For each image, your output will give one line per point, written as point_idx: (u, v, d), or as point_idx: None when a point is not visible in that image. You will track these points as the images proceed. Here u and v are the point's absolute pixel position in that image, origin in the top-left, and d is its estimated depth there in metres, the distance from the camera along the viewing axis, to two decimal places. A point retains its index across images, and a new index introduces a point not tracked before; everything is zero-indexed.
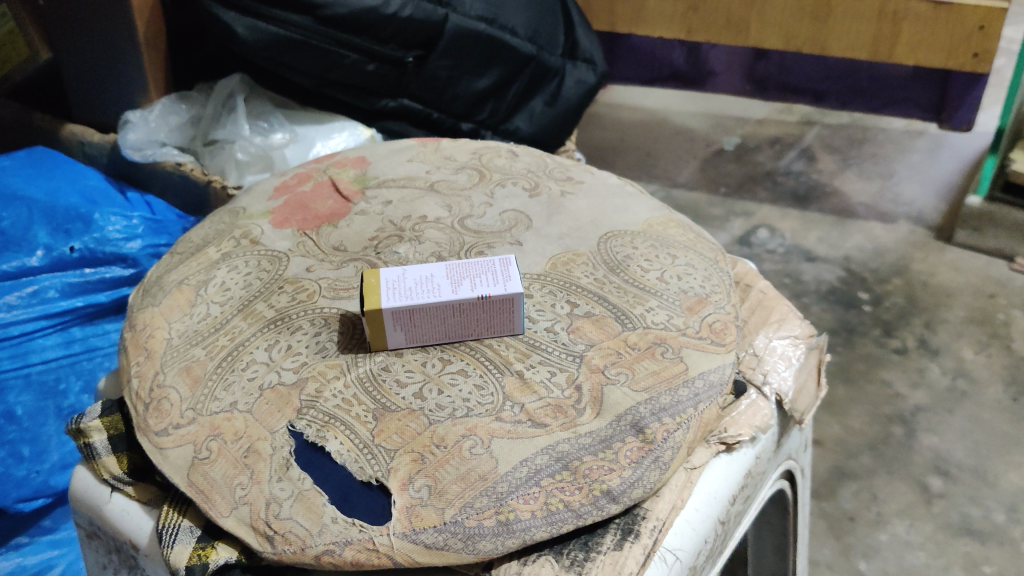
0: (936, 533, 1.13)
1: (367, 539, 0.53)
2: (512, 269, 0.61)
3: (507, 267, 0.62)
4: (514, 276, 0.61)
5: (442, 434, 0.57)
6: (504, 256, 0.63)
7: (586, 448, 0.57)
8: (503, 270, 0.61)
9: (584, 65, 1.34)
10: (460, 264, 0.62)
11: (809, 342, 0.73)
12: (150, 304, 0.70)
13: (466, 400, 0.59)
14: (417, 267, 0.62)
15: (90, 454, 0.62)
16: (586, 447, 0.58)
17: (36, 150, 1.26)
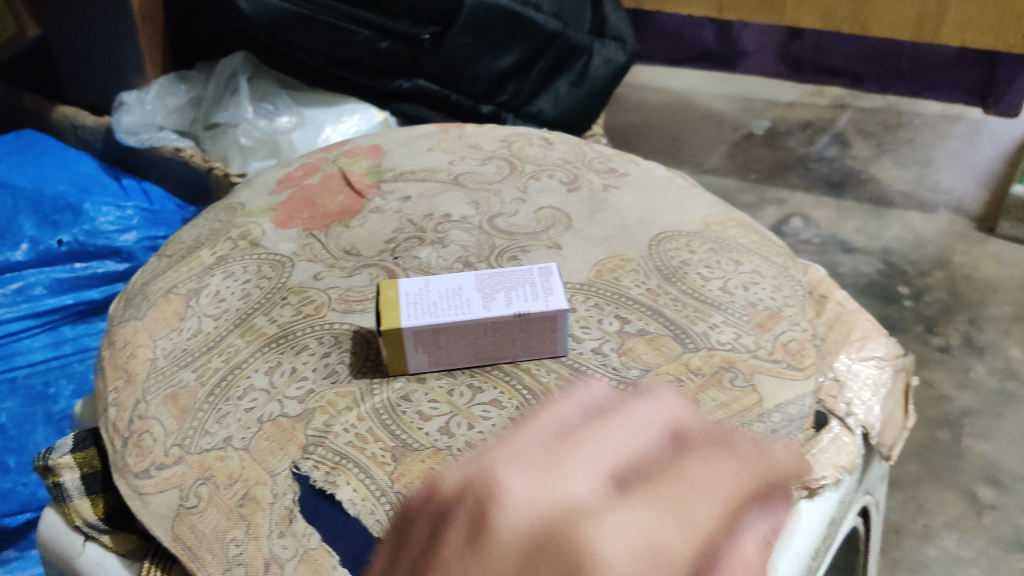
0: (989, 548, 1.02)
1: None
2: (554, 280, 0.52)
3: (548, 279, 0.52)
4: (557, 288, 0.51)
5: None
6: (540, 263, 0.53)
7: (574, 405, 0.50)
8: (544, 282, 0.52)
9: (613, 43, 1.21)
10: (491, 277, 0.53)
11: (895, 364, 0.64)
12: (134, 317, 0.61)
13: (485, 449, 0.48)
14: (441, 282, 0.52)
15: (60, 496, 0.53)
16: (574, 402, 0.51)
17: (25, 133, 1.17)
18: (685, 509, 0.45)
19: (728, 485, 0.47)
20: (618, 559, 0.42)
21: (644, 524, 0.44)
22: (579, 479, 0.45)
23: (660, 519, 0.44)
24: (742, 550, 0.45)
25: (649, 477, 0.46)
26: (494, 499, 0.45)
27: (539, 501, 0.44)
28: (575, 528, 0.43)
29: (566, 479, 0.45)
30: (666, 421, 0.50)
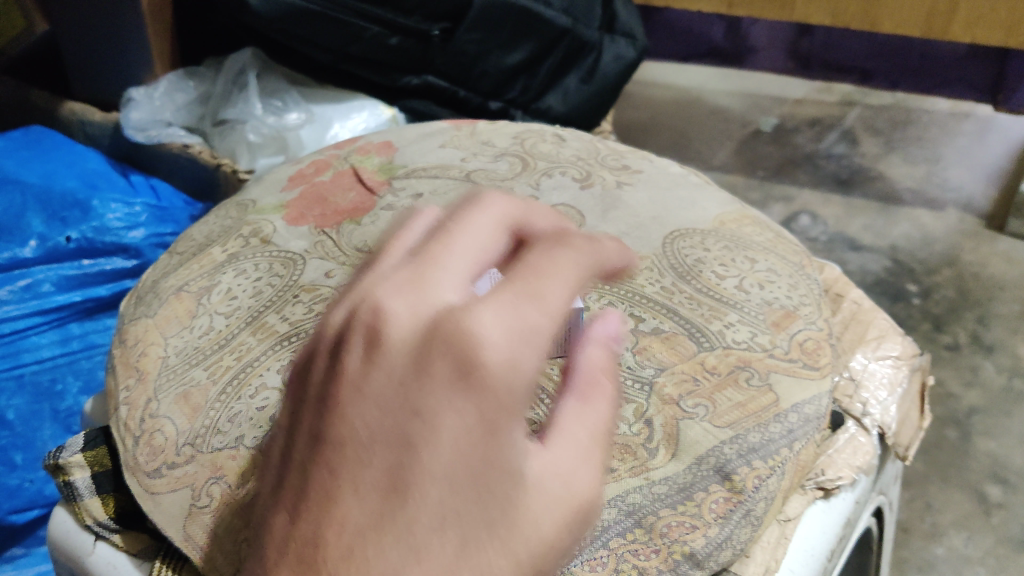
0: (997, 547, 1.01)
1: None
2: None
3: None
4: None
5: None
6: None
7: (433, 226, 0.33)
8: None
9: (622, 40, 1.20)
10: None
11: (912, 363, 0.64)
12: (144, 315, 0.61)
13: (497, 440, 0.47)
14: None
15: (70, 495, 0.53)
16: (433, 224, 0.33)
17: (32, 129, 1.16)
18: (545, 284, 0.29)
19: (590, 263, 0.31)
20: (483, 347, 0.27)
21: (512, 304, 0.28)
22: (448, 277, 0.29)
23: (522, 294, 0.28)
24: (596, 356, 0.30)
25: (522, 264, 0.30)
26: (359, 327, 0.29)
27: (406, 321, 0.28)
28: (444, 328, 0.28)
29: (426, 285, 0.29)
30: (517, 217, 0.31)
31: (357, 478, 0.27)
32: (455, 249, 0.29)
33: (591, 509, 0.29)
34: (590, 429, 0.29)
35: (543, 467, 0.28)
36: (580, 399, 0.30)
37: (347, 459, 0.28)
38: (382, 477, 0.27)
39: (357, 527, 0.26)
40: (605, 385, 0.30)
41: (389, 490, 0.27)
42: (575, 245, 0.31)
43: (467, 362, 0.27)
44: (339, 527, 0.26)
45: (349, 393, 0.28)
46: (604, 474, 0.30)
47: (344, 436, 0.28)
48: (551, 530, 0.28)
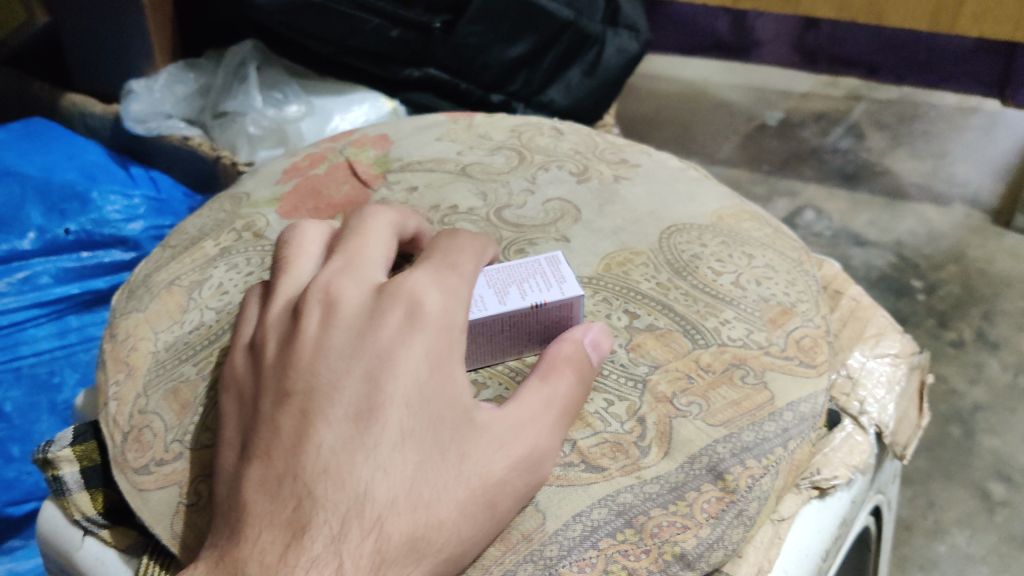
0: (999, 545, 1.01)
1: None
2: (564, 268, 0.51)
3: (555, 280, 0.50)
4: (568, 276, 0.50)
5: None
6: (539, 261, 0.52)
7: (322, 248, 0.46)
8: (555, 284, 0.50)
9: (625, 32, 1.17)
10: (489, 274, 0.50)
11: (910, 361, 0.63)
12: (135, 309, 0.60)
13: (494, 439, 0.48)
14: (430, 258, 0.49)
15: (59, 490, 0.52)
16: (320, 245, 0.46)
17: (32, 121, 1.16)
18: (454, 263, 0.42)
19: (475, 247, 0.45)
20: (422, 306, 0.39)
21: (437, 282, 0.41)
22: (372, 267, 0.42)
23: (440, 271, 0.41)
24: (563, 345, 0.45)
25: (432, 256, 0.43)
26: (312, 302, 0.40)
27: (354, 296, 0.40)
28: (387, 291, 0.39)
29: (360, 274, 0.41)
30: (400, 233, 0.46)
31: (331, 409, 0.37)
32: (368, 251, 0.43)
33: (530, 450, 0.40)
34: (547, 396, 0.42)
35: (490, 410, 0.40)
36: (542, 378, 0.43)
37: (323, 400, 0.37)
38: (349, 406, 0.37)
39: (338, 443, 0.36)
40: (569, 372, 0.44)
41: (359, 413, 0.37)
42: (456, 237, 0.45)
43: (411, 310, 0.39)
44: (322, 447, 0.36)
45: (307, 349, 0.38)
46: (539, 427, 0.41)
47: (309, 384, 0.38)
48: (499, 464, 0.39)
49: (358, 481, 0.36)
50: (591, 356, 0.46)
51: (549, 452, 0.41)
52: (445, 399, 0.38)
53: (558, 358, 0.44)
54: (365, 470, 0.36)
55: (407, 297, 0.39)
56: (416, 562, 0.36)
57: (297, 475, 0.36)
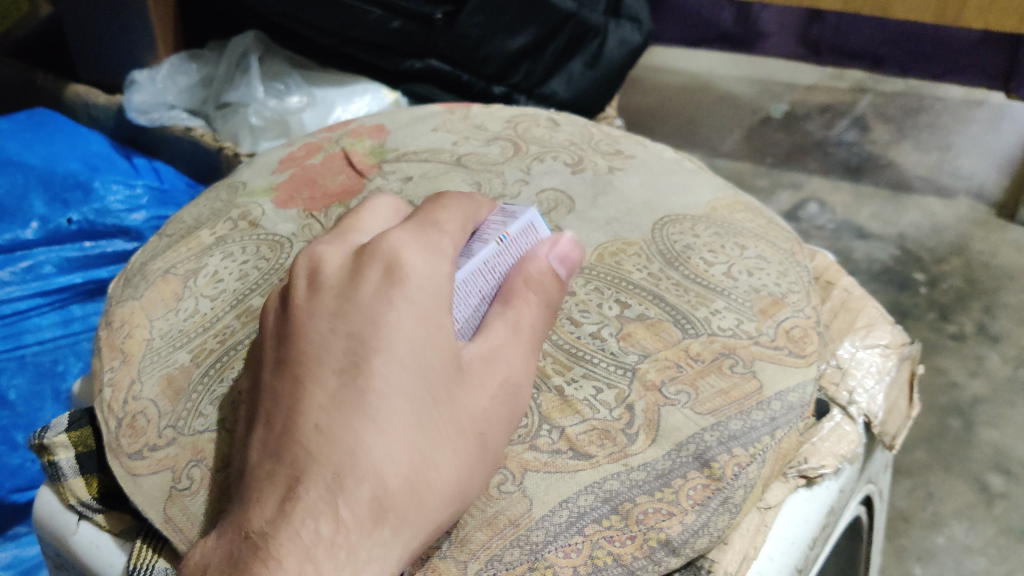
0: (998, 537, 1.01)
1: None
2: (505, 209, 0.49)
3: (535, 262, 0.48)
4: (511, 211, 0.49)
5: None
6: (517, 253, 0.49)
7: None
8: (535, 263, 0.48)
9: (627, 23, 1.16)
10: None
11: (901, 352, 0.63)
12: (131, 297, 0.61)
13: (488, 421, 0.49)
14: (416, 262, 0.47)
15: (54, 475, 0.53)
16: None
17: (36, 111, 1.16)
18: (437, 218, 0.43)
19: (461, 209, 0.45)
20: (406, 260, 0.39)
21: (420, 235, 0.41)
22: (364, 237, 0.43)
23: (423, 227, 0.42)
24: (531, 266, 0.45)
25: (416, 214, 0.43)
26: (298, 273, 0.40)
27: (341, 261, 0.40)
28: (373, 250, 0.39)
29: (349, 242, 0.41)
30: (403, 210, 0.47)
31: (320, 370, 0.37)
32: (365, 226, 0.44)
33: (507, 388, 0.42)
34: (511, 322, 0.43)
35: (473, 350, 0.41)
36: (503, 304, 0.44)
37: (314, 363, 0.37)
38: (336, 364, 0.37)
39: (329, 401, 0.36)
40: (529, 295, 0.44)
41: (347, 370, 0.36)
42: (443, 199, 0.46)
43: (393, 266, 0.39)
44: (313, 409, 0.36)
45: (299, 316, 0.39)
46: (516, 367, 0.42)
47: (301, 348, 0.38)
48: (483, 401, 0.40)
49: (351, 436, 0.35)
50: (559, 269, 0.46)
51: (525, 382, 0.43)
52: (432, 347, 0.38)
53: (521, 280, 0.45)
54: (356, 424, 0.36)
55: (391, 253, 0.39)
56: (415, 508, 0.37)
57: (292, 436, 0.36)
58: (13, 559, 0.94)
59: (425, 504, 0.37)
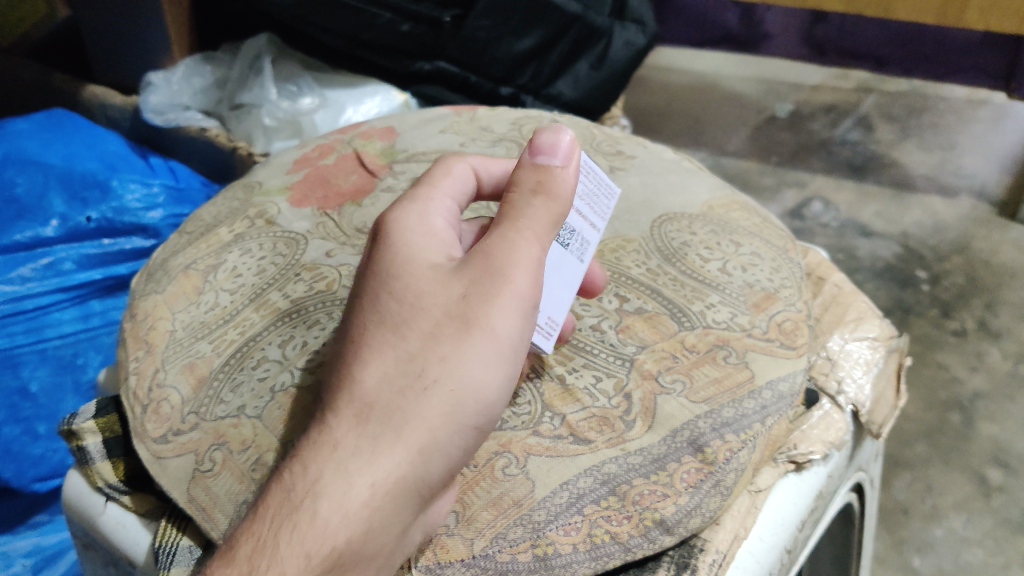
0: (995, 530, 1.03)
1: None
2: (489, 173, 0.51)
3: (591, 178, 0.48)
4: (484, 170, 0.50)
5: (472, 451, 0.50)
6: (610, 185, 0.49)
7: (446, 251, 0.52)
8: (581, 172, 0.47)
9: (632, 27, 1.20)
10: (598, 229, 0.49)
11: (888, 345, 0.66)
12: (153, 291, 0.64)
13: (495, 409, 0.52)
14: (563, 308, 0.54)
15: (83, 459, 0.56)
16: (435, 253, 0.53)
17: (54, 111, 1.19)
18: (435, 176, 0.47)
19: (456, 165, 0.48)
20: (390, 213, 0.44)
21: (413, 192, 0.46)
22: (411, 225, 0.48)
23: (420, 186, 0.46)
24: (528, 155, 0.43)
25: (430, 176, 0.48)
26: None
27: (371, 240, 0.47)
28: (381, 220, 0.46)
29: None
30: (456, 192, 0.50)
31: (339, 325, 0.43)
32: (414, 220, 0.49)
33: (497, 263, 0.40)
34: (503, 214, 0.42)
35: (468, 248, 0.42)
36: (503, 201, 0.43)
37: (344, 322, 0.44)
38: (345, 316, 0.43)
39: (338, 342, 0.42)
40: (529, 179, 0.42)
41: (347, 317, 0.42)
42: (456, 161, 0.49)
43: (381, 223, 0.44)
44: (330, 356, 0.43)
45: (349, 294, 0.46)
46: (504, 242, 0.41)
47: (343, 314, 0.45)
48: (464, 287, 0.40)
49: (339, 362, 0.41)
50: (541, 152, 0.43)
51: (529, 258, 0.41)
52: (398, 268, 0.41)
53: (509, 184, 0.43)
54: (342, 351, 0.41)
55: (381, 215, 0.45)
56: (402, 396, 0.38)
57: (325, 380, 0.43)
58: (34, 546, 0.99)
59: (412, 393, 0.38)
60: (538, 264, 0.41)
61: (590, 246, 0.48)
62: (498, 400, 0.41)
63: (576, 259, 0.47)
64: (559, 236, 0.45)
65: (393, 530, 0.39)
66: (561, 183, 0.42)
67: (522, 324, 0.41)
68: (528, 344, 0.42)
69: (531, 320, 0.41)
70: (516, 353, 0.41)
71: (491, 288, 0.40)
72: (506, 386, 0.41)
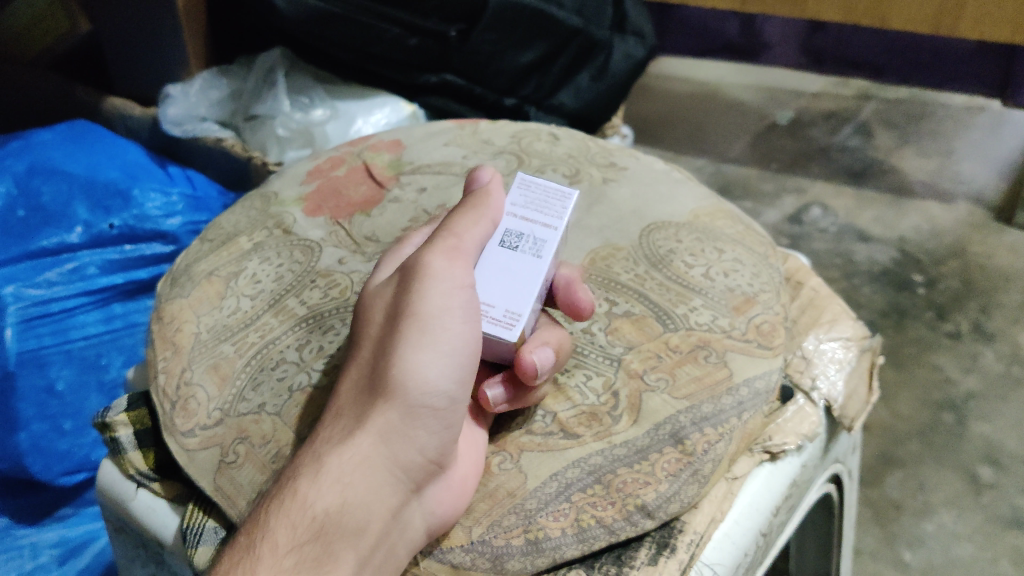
0: (985, 525, 1.06)
1: None
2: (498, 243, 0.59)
3: (531, 188, 0.55)
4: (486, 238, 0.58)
5: None
6: (560, 189, 0.55)
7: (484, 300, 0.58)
8: (522, 189, 0.55)
9: (633, 38, 1.26)
10: (554, 226, 0.53)
11: (861, 344, 0.71)
12: (179, 295, 0.69)
13: (506, 421, 0.57)
14: (523, 351, 0.51)
15: (116, 449, 0.61)
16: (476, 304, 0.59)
17: (76, 123, 1.24)
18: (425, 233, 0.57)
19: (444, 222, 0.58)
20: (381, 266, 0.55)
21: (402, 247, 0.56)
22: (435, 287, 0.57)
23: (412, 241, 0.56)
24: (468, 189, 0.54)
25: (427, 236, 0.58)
26: None
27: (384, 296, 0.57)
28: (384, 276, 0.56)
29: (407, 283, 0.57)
30: None
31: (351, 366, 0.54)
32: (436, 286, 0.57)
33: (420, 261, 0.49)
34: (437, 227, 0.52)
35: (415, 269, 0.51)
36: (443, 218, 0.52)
37: None
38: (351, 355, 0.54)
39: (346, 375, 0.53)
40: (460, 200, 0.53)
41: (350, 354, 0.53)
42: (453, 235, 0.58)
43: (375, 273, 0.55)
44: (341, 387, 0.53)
45: None
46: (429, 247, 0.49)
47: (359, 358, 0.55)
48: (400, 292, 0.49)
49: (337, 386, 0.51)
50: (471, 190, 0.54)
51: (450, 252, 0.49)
52: (364, 303, 0.52)
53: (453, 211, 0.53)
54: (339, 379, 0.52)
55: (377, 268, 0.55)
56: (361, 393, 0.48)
57: None
58: (60, 538, 1.04)
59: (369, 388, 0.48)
60: (454, 250, 0.49)
61: (546, 242, 0.53)
62: (445, 379, 0.48)
63: (530, 254, 0.52)
64: (502, 241, 0.53)
65: (373, 502, 0.47)
66: (487, 198, 0.53)
67: (452, 306, 0.48)
68: (470, 330, 0.49)
69: (461, 303, 0.48)
70: (451, 329, 0.48)
71: (413, 282, 0.48)
72: (451, 367, 0.48)
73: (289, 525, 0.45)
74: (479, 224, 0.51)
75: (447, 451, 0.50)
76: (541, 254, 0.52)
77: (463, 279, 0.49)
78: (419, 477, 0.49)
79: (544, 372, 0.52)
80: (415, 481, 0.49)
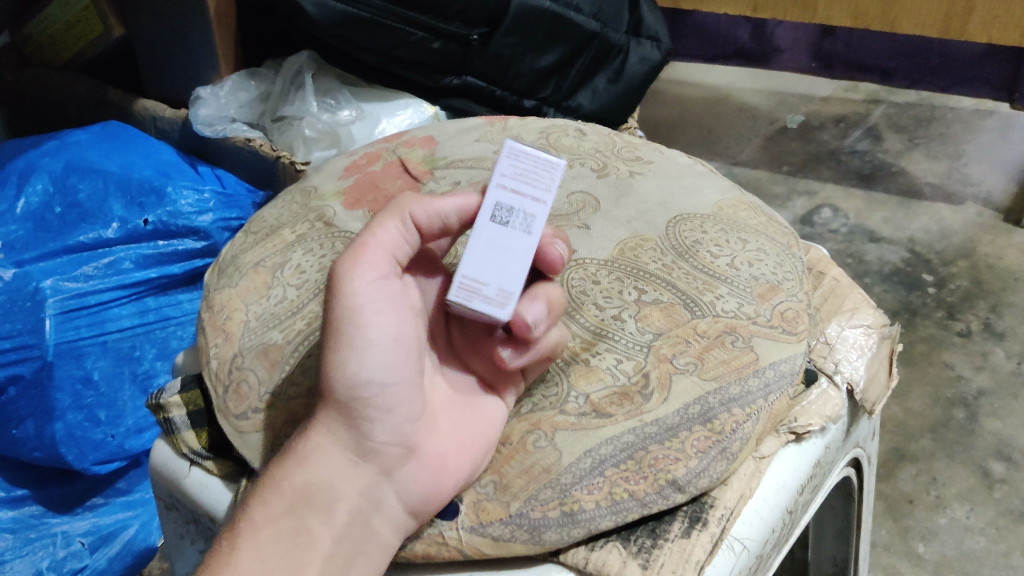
0: (997, 518, 1.08)
1: (437, 533, 0.56)
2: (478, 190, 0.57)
3: (521, 158, 0.52)
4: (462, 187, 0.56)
5: (509, 432, 0.59)
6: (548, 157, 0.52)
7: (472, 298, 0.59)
8: (509, 157, 0.52)
9: (648, 42, 1.32)
10: (543, 200, 0.52)
11: (881, 331, 0.74)
12: (228, 285, 0.72)
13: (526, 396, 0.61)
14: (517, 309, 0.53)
15: (170, 429, 0.66)
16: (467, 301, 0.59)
17: (109, 124, 1.27)
18: None
19: None
20: None
21: None
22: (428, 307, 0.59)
23: None
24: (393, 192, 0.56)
25: None
26: None
27: None
28: None
29: None
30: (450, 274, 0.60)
31: None
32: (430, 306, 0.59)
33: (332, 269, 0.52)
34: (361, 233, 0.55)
35: None
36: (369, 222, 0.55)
37: None
38: None
39: None
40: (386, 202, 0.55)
41: None
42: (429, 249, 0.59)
43: None
44: None
45: None
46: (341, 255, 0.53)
47: None
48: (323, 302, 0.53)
49: None
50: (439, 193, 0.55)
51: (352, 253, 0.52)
52: None
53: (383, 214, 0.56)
54: None
55: None
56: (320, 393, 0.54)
57: None
58: (92, 526, 1.08)
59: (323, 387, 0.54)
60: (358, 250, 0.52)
61: (536, 216, 0.52)
62: (370, 371, 0.51)
63: (521, 233, 0.52)
64: (492, 215, 0.52)
65: (338, 483, 0.53)
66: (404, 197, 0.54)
67: (357, 304, 0.51)
68: (384, 322, 0.51)
69: (368, 298, 0.51)
70: (360, 325, 0.51)
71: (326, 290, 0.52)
72: (372, 360, 0.51)
73: (265, 505, 0.53)
74: (388, 215, 0.53)
75: (410, 433, 0.54)
76: (532, 231, 0.52)
77: (373, 275, 0.52)
78: (385, 460, 0.53)
79: (541, 322, 0.54)
80: (381, 464, 0.53)
